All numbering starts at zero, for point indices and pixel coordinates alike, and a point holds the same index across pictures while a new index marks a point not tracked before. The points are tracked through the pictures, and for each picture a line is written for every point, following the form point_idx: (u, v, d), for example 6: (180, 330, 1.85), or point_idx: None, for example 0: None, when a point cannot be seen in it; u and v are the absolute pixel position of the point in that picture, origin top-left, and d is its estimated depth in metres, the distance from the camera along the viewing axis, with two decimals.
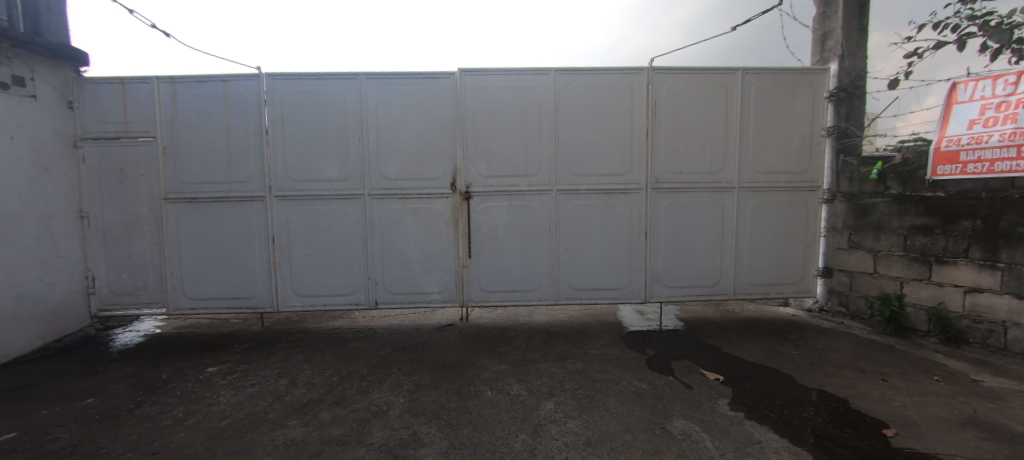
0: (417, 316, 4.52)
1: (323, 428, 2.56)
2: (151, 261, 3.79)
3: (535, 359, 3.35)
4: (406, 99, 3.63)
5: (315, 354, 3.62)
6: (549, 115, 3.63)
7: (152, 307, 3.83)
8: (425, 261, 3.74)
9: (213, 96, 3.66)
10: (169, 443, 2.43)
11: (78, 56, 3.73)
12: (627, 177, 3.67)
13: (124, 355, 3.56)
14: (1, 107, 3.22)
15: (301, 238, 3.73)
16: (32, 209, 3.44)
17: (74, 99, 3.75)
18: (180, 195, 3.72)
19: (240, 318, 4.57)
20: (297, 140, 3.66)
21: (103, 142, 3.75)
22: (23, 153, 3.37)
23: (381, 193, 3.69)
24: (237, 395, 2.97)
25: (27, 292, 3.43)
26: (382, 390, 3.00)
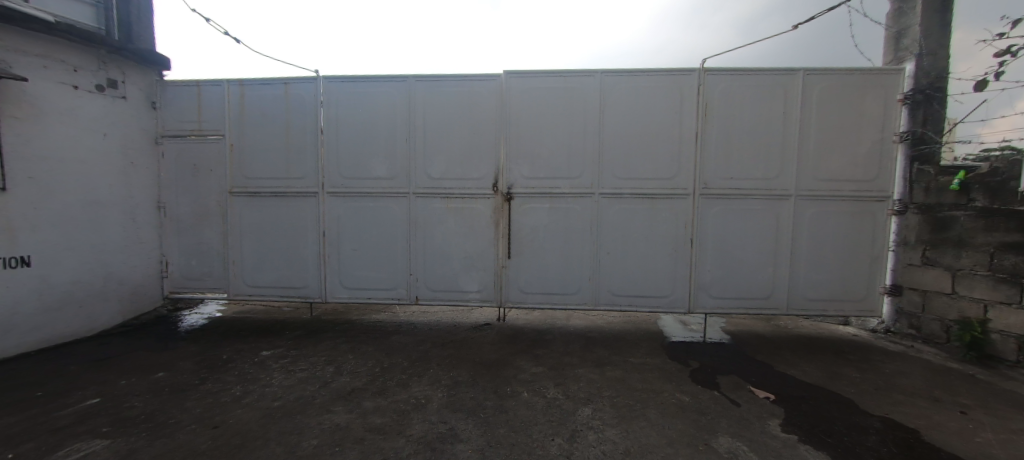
0: (456, 314, 4.60)
1: (365, 416, 2.65)
2: (216, 249, 4.10)
3: (573, 364, 3.30)
4: (452, 101, 3.71)
5: (359, 344, 3.77)
6: (594, 117, 3.59)
7: (216, 293, 4.14)
8: (465, 260, 3.80)
9: (276, 97, 3.91)
10: (228, 419, 2.61)
11: (162, 61, 4.13)
12: (674, 182, 3.55)
13: (191, 335, 3.88)
14: (97, 107, 3.69)
15: (349, 233, 3.90)
16: (119, 198, 3.86)
17: (157, 99, 4.13)
18: (244, 189, 4.00)
19: (292, 307, 4.85)
20: (349, 139, 3.84)
21: (180, 139, 4.11)
22: (114, 148, 3.81)
23: (426, 191, 3.79)
24: (288, 378, 3.15)
25: (113, 272, 3.86)
26: (421, 384, 3.07)
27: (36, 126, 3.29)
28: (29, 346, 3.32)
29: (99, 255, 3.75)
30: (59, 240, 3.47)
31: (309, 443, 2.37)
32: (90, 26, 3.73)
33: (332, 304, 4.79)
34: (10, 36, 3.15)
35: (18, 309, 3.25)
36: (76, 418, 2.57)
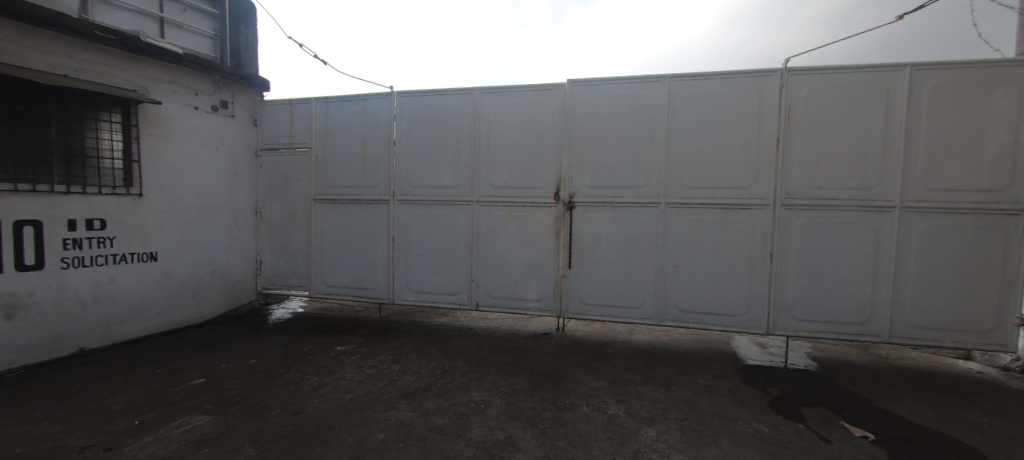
0: (515, 322, 4.64)
1: (428, 415, 2.74)
2: (300, 250, 4.53)
3: (635, 381, 3.17)
4: (516, 110, 3.79)
5: (422, 346, 3.94)
6: (661, 123, 3.46)
7: (299, 290, 4.56)
8: (524, 268, 3.82)
9: (355, 112, 4.26)
10: (307, 407, 2.85)
11: (262, 83, 4.68)
12: (751, 191, 3.30)
13: (277, 327, 4.30)
14: (212, 125, 4.26)
15: (416, 239, 4.10)
16: (225, 204, 4.42)
17: (258, 117, 4.69)
18: (325, 196, 4.39)
19: (363, 306, 5.21)
20: (418, 149, 4.07)
21: (275, 152, 4.63)
22: (223, 160, 4.38)
23: (488, 200, 3.88)
24: (358, 373, 3.36)
25: (218, 268, 4.41)
26: (481, 389, 3.12)
27: (165, 141, 3.89)
28: (152, 329, 3.91)
29: (208, 253, 4.32)
30: (178, 238, 4.05)
31: (377, 436, 2.50)
32: (209, 55, 4.34)
33: (399, 306, 5.07)
34: (150, 67, 3.76)
35: (146, 297, 3.85)
36: (186, 394, 2.95)
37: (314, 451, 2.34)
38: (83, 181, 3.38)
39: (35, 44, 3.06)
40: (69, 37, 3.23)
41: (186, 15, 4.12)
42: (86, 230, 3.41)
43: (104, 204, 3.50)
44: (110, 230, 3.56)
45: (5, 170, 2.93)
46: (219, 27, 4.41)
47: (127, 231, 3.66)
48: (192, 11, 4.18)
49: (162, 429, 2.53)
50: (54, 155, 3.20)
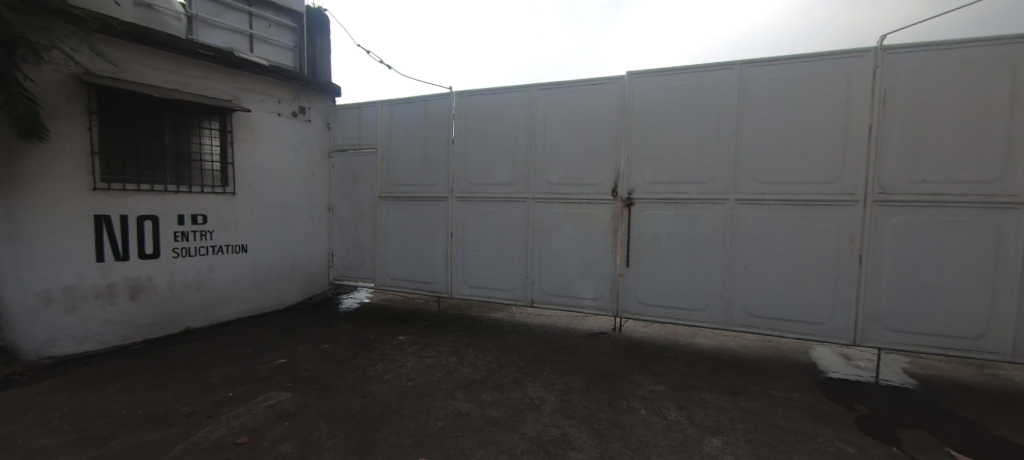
0: (570, 320, 4.63)
1: (484, 407, 2.82)
2: (367, 245, 4.85)
3: (698, 387, 3.01)
4: (573, 106, 3.75)
5: (478, 340, 4.04)
6: (730, 114, 3.25)
7: (365, 282, 4.88)
8: (580, 266, 3.79)
9: (417, 114, 4.45)
10: (373, 391, 3.05)
11: (334, 89, 5.03)
12: (835, 186, 2.99)
13: (346, 316, 4.64)
14: (292, 130, 4.68)
15: (473, 235, 4.21)
16: (303, 201, 4.85)
17: (331, 121, 5.08)
18: (389, 194, 4.64)
19: (423, 299, 5.48)
20: (475, 148, 4.17)
21: (345, 153, 4.99)
22: (301, 161, 4.79)
23: (544, 197, 3.89)
24: (419, 363, 3.53)
25: (297, 260, 4.85)
26: (535, 385, 3.14)
27: (254, 146, 4.33)
28: (243, 313, 4.39)
29: (289, 246, 4.76)
30: (264, 233, 4.50)
31: (436, 423, 2.61)
32: (290, 66, 4.78)
33: (456, 300, 5.27)
34: (242, 79, 4.21)
35: (238, 285, 4.32)
36: (270, 372, 3.29)
37: (378, 433, 2.50)
38: (189, 181, 3.91)
39: (153, 64, 3.58)
40: (179, 56, 3.74)
41: (271, 31, 4.60)
42: (190, 224, 3.92)
43: (205, 202, 3.99)
44: (210, 225, 4.05)
45: (128, 172, 3.52)
46: (298, 40, 4.84)
47: (224, 226, 4.14)
48: (277, 27, 4.67)
49: (251, 402, 2.84)
50: (168, 159, 3.75)
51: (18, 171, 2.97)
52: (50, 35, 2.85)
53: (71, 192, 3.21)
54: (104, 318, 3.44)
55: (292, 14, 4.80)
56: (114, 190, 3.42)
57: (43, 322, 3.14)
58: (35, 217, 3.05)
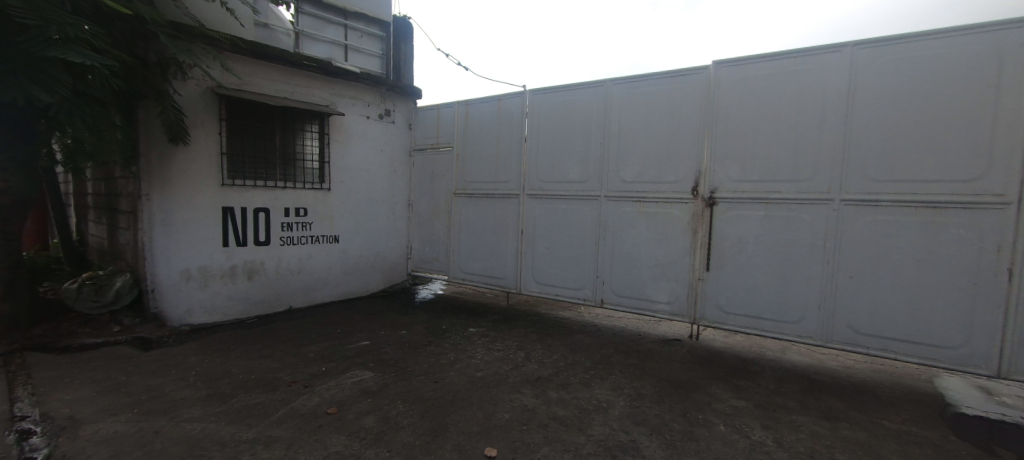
0: (643, 323, 4.50)
1: (550, 404, 2.83)
2: (442, 239, 5.14)
3: (788, 408, 2.72)
4: (651, 100, 3.67)
5: (546, 337, 4.08)
6: (838, 102, 2.89)
7: (440, 274, 5.17)
8: (653, 269, 3.72)
9: (491, 112, 4.61)
10: (445, 378, 3.22)
11: (415, 91, 5.35)
12: (978, 185, 2.49)
13: (422, 305, 4.97)
14: (379, 131, 5.08)
15: (543, 232, 4.30)
16: (387, 197, 5.25)
17: (413, 122, 5.43)
18: (463, 191, 4.87)
19: (493, 293, 5.67)
20: (548, 145, 4.24)
21: (424, 151, 5.31)
22: (386, 160, 5.20)
23: (618, 195, 3.87)
24: (488, 355, 3.65)
25: (381, 251, 5.29)
26: (603, 387, 3.08)
27: (347, 146, 4.79)
28: (336, 297, 4.90)
29: (374, 239, 5.20)
30: (354, 227, 4.95)
31: (503, 415, 2.68)
32: (378, 72, 5.20)
33: (525, 296, 5.37)
34: (338, 86, 4.65)
35: (332, 272, 4.81)
36: (357, 352, 3.63)
37: (449, 418, 2.63)
38: (294, 178, 4.45)
39: (269, 77, 4.12)
40: (288, 68, 4.23)
41: (362, 40, 5.04)
42: (294, 217, 4.44)
43: (306, 197, 4.50)
44: (310, 218, 4.56)
45: (248, 170, 4.12)
46: (385, 47, 5.24)
47: (321, 219, 4.64)
48: (368, 36, 5.08)
49: (340, 378, 3.17)
50: (278, 159, 4.33)
51: (169, 170, 3.61)
52: (192, 55, 3.43)
53: (206, 187, 3.82)
54: (228, 294, 4.06)
55: (380, 24, 5.21)
56: (237, 186, 4.01)
57: (184, 295, 3.79)
58: (180, 207, 3.69)
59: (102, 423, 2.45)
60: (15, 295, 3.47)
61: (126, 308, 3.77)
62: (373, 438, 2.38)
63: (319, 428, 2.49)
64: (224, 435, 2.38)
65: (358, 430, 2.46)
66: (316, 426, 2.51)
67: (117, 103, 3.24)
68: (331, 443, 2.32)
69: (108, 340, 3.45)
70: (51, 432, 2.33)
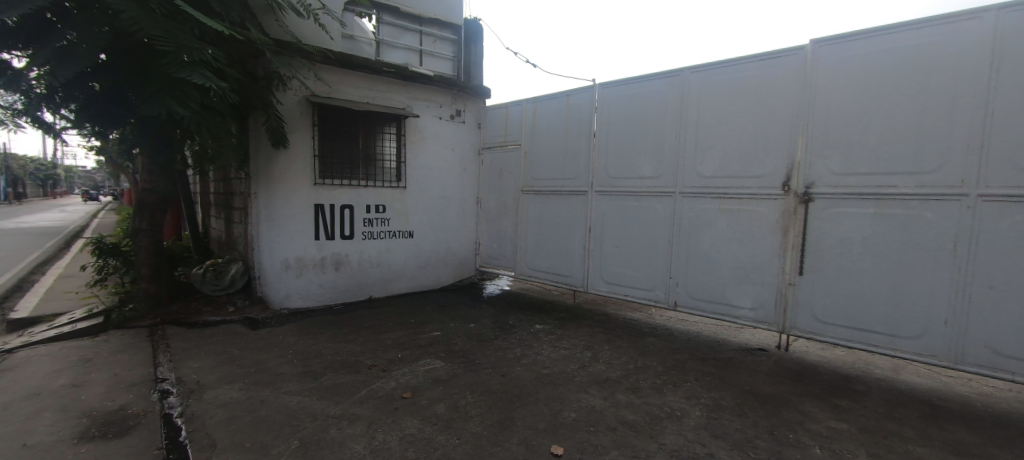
0: (722, 330, 4.22)
1: (618, 408, 2.73)
2: (509, 235, 5.30)
3: (903, 436, 2.35)
4: (735, 88, 3.42)
5: (614, 338, 3.98)
6: (977, 78, 2.41)
7: (507, 270, 5.37)
8: (735, 271, 3.47)
9: (560, 109, 4.68)
10: (511, 372, 3.27)
11: (484, 91, 5.47)
12: None
13: (490, 299, 5.12)
14: (451, 132, 5.29)
15: (612, 230, 4.27)
16: (457, 195, 5.47)
17: (482, 122, 5.59)
18: (531, 189, 5.01)
19: (559, 291, 5.67)
20: (619, 140, 4.18)
21: (493, 149, 5.47)
22: (458, 159, 5.41)
23: (695, 191, 3.68)
24: (554, 352, 3.65)
25: (452, 247, 5.52)
26: (677, 394, 2.91)
27: (422, 146, 5.06)
28: (411, 289, 5.20)
29: (446, 235, 5.43)
30: (427, 223, 5.22)
31: (569, 414, 2.65)
32: (450, 75, 5.41)
33: (592, 295, 5.30)
34: (413, 89, 4.92)
35: (407, 265, 5.12)
36: (429, 342, 3.82)
37: (516, 412, 2.66)
38: (375, 177, 4.79)
39: (353, 84, 4.47)
40: (369, 74, 4.55)
41: (436, 44, 5.28)
42: (375, 213, 4.78)
43: (385, 194, 4.83)
44: (388, 214, 4.88)
45: (336, 171, 4.53)
46: (457, 50, 5.44)
47: (398, 215, 4.95)
48: (440, 40, 5.32)
49: (413, 365, 3.35)
50: (361, 160, 4.71)
51: (273, 171, 4.09)
52: (291, 68, 3.85)
53: (303, 186, 4.27)
54: (319, 283, 4.50)
55: (452, 27, 5.41)
56: (327, 185, 4.43)
57: (284, 282, 4.27)
58: (282, 204, 4.16)
59: (220, 390, 2.86)
60: (160, 278, 4.18)
61: (239, 292, 4.36)
62: (444, 425, 2.48)
63: (395, 411, 2.65)
64: (315, 409, 2.64)
65: (430, 416, 2.58)
66: (392, 408, 2.68)
67: (234, 114, 3.75)
68: (406, 426, 2.46)
69: (226, 318, 4.01)
70: (184, 395, 2.77)
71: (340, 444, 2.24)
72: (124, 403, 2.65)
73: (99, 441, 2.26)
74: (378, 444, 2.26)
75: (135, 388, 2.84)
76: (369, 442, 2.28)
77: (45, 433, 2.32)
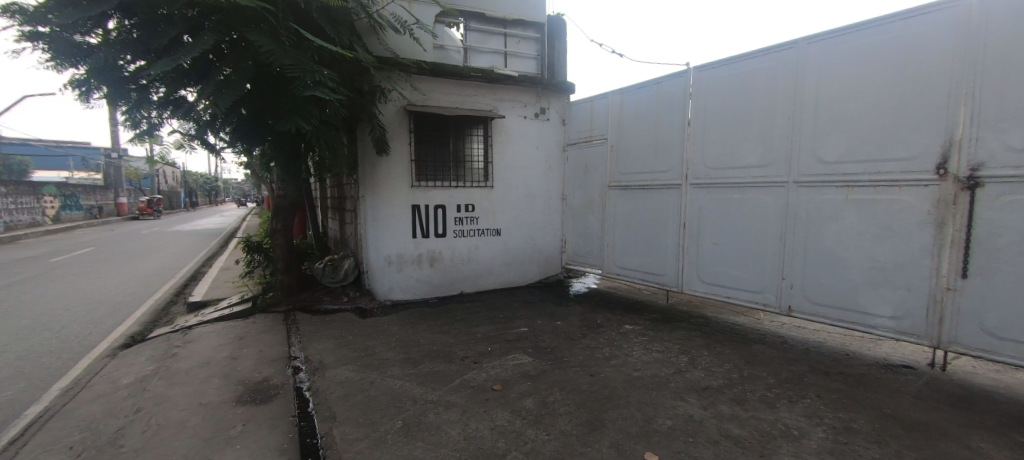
0: (854, 340, 3.62)
1: (721, 419, 2.46)
2: (597, 233, 5.21)
3: None
4: (868, 54, 2.90)
5: (714, 343, 3.66)
6: None
7: (593, 268, 5.30)
8: (868, 272, 2.96)
9: (650, 98, 4.47)
10: (600, 372, 3.18)
11: (568, 86, 5.42)
12: None
13: (576, 297, 5.08)
14: (537, 130, 5.36)
15: (711, 226, 3.96)
16: (542, 193, 5.51)
17: (566, 118, 5.55)
18: (619, 184, 4.87)
19: (650, 290, 5.43)
20: (719, 127, 3.86)
21: (579, 145, 5.42)
22: (544, 158, 5.46)
23: (815, 179, 3.22)
24: (646, 355, 3.47)
25: (538, 244, 5.58)
26: (793, 410, 2.55)
27: (508, 146, 5.19)
28: (498, 286, 5.37)
29: (532, 233, 5.51)
30: (514, 221, 5.34)
31: (664, 421, 2.47)
32: (534, 73, 5.45)
33: (688, 296, 4.96)
34: (499, 91, 5.07)
35: (495, 263, 5.30)
36: (517, 337, 3.90)
37: (606, 414, 2.57)
38: (465, 178, 5.06)
39: (444, 91, 4.77)
40: (457, 80, 4.80)
41: (520, 45, 5.38)
42: (465, 212, 5.03)
43: (473, 194, 5.06)
44: (477, 213, 5.10)
45: (429, 173, 4.88)
46: (540, 48, 5.47)
47: (486, 214, 5.14)
48: (524, 40, 5.39)
49: (503, 359, 3.45)
50: (452, 163, 5.00)
51: (376, 176, 4.54)
52: (391, 81, 4.21)
53: (402, 189, 4.67)
54: (417, 278, 4.88)
55: (535, 26, 5.45)
56: (423, 187, 4.79)
57: (387, 276, 4.72)
58: (385, 206, 4.61)
59: (338, 369, 3.25)
60: (292, 270, 4.93)
61: (351, 284, 4.94)
62: (533, 419, 2.50)
63: (487, 401, 2.75)
64: (416, 394, 2.86)
65: (520, 410, 2.63)
66: (484, 398, 2.78)
67: (346, 126, 4.23)
68: (497, 417, 2.53)
69: (341, 307, 4.58)
70: (311, 372, 3.22)
71: (437, 428, 2.40)
72: (267, 375, 3.16)
73: (250, 404, 2.73)
74: (471, 431, 2.37)
75: (275, 363, 3.38)
76: (463, 428, 2.40)
77: (214, 395, 2.88)
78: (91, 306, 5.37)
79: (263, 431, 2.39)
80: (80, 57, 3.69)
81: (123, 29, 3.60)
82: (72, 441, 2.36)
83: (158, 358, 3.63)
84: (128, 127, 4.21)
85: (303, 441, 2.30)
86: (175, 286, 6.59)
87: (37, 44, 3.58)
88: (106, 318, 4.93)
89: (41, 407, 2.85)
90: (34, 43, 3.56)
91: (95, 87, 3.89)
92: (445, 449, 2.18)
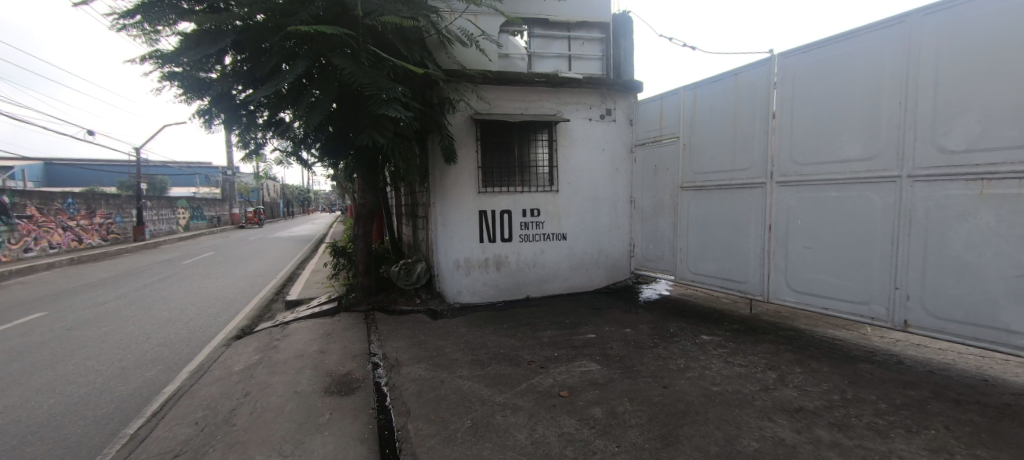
0: (997, 364, 3.02)
1: (818, 445, 2.19)
2: (668, 236, 4.96)
3: None
4: (1007, 20, 2.41)
5: (809, 359, 3.28)
6: None
7: (665, 273, 5.05)
8: (1013, 282, 2.45)
9: (727, 91, 4.19)
10: (674, 384, 3.00)
11: (635, 85, 5.24)
12: None
13: (646, 304, 4.88)
14: (603, 132, 5.25)
15: (802, 229, 3.58)
16: (608, 195, 5.37)
17: (633, 118, 5.37)
18: (692, 184, 4.62)
19: (730, 299, 5.04)
20: (810, 117, 3.48)
21: (647, 145, 5.21)
22: (609, 159, 5.33)
23: (934, 173, 2.75)
24: (726, 369, 3.21)
25: (604, 249, 5.44)
26: (912, 442, 2.19)
27: (573, 149, 5.15)
28: (564, 290, 5.33)
29: (598, 236, 5.39)
30: (580, 225, 5.27)
31: (750, 443, 2.25)
32: (600, 74, 5.36)
33: (776, 306, 4.51)
34: (562, 95, 5.06)
35: (560, 266, 5.27)
36: (584, 343, 3.83)
37: (680, 429, 2.42)
38: (529, 183, 5.11)
39: (509, 98, 4.89)
40: (520, 85, 4.88)
41: (584, 47, 5.32)
42: (530, 217, 5.08)
43: (537, 198, 5.09)
44: (541, 217, 5.11)
45: (494, 179, 5.01)
46: (605, 48, 5.37)
47: (551, 218, 5.14)
48: (589, 41, 5.33)
49: (569, 365, 3.41)
50: (516, 168, 5.09)
51: (444, 183, 4.78)
52: (458, 92, 4.39)
53: (468, 195, 4.85)
54: (483, 281, 5.01)
55: (599, 26, 5.36)
56: (488, 192, 4.92)
57: (456, 279, 4.93)
58: (453, 211, 4.82)
59: (412, 367, 3.45)
60: (371, 272, 5.33)
61: (422, 286, 5.23)
62: (602, 429, 2.43)
63: (553, 407, 2.73)
64: (484, 395, 2.93)
65: (588, 418, 2.57)
66: (551, 404, 2.77)
67: (418, 137, 4.49)
68: (564, 424, 2.51)
69: (414, 308, 4.86)
70: (389, 368, 3.45)
71: (504, 431, 2.43)
72: (350, 370, 3.45)
73: (336, 395, 2.99)
74: (538, 436, 2.37)
75: (357, 359, 3.67)
76: (530, 433, 2.40)
77: (307, 384, 3.21)
78: (211, 302, 6.30)
79: (347, 421, 2.60)
80: (203, 90, 4.33)
81: (235, 63, 4.17)
82: (198, 417, 2.78)
83: (262, 349, 4.13)
84: (240, 148, 4.84)
85: (381, 433, 2.47)
86: (275, 286, 7.49)
87: (173, 83, 4.29)
88: (223, 312, 5.75)
89: (175, 386, 3.39)
90: (171, 82, 4.26)
91: (215, 115, 4.54)
92: (512, 452, 2.21)
